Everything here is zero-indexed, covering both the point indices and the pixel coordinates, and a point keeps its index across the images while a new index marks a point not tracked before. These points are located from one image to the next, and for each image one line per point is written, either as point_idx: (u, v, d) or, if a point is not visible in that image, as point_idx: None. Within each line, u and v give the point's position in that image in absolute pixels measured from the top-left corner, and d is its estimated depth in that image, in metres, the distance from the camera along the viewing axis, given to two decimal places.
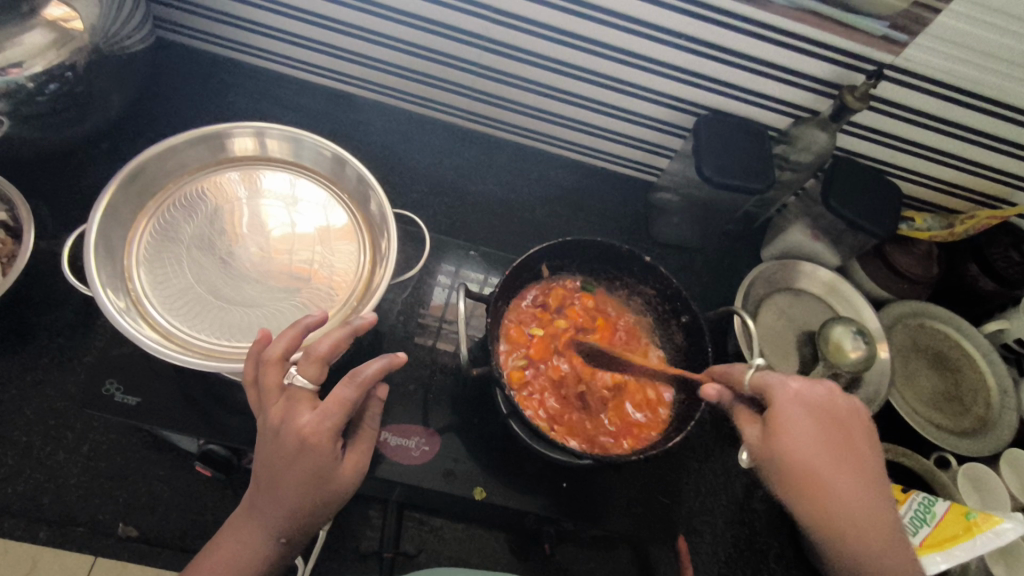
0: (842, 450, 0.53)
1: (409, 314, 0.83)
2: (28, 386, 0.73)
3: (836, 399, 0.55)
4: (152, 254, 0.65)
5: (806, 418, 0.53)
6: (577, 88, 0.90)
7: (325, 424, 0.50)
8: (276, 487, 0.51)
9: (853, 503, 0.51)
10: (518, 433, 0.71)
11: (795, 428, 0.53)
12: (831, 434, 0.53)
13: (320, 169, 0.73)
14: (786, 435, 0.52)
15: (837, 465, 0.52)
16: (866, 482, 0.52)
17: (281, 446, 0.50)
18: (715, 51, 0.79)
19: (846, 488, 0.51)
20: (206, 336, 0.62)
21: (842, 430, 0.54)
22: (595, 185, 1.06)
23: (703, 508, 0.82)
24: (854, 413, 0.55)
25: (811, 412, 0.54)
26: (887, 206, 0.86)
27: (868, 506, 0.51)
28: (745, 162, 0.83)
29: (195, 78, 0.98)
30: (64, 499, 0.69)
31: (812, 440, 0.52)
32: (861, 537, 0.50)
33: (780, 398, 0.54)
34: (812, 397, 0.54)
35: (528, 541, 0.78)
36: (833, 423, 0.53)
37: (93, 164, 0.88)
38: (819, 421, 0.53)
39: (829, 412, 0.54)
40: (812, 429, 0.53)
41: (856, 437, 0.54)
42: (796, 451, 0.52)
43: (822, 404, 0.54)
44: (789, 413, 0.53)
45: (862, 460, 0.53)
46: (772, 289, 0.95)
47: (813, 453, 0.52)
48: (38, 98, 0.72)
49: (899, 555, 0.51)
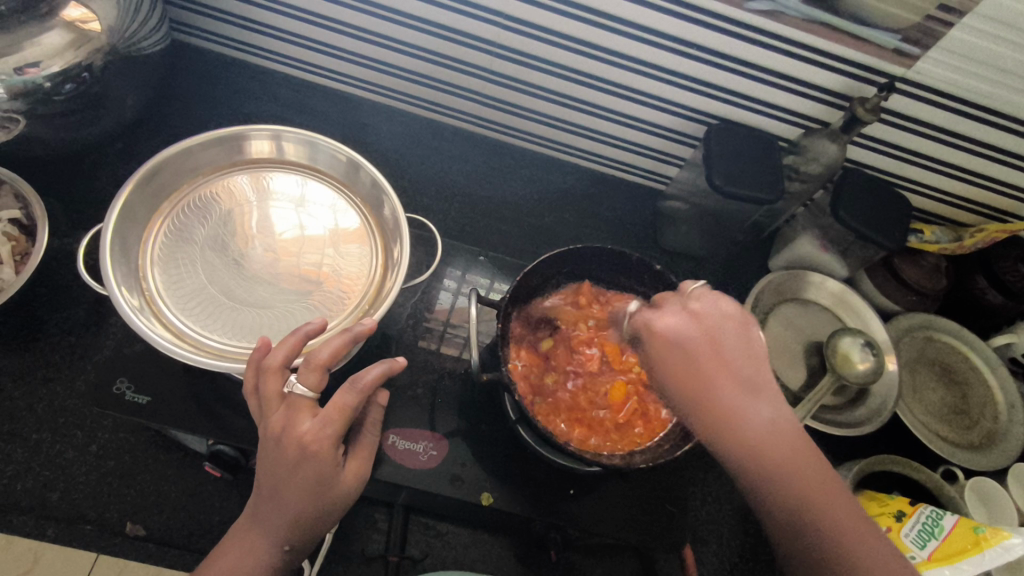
0: (724, 360, 0.49)
1: (417, 318, 0.83)
2: (38, 384, 0.73)
3: (715, 319, 0.51)
4: (166, 255, 0.66)
5: (677, 336, 0.51)
6: (587, 96, 0.90)
7: (327, 431, 0.51)
8: (278, 495, 0.51)
9: (728, 402, 0.48)
10: (527, 440, 0.71)
11: (667, 349, 0.51)
12: (702, 343, 0.50)
13: (334, 173, 0.74)
14: (661, 353, 0.51)
15: (707, 367, 0.49)
16: (747, 380, 0.49)
17: (283, 454, 0.51)
18: (727, 61, 0.80)
19: (729, 395, 0.48)
20: (218, 337, 0.62)
21: (715, 343, 0.50)
22: (603, 193, 1.07)
23: (708, 517, 0.82)
24: (734, 316, 0.52)
25: (679, 332, 0.51)
26: (897, 218, 0.86)
27: (748, 402, 0.48)
28: (754, 172, 0.83)
29: (208, 80, 0.98)
30: (72, 497, 0.69)
31: (690, 355, 0.50)
32: (764, 449, 0.47)
33: (654, 330, 0.52)
34: (685, 324, 0.51)
35: (533, 547, 0.77)
36: (712, 334, 0.50)
37: (106, 164, 0.89)
38: (694, 338, 0.50)
39: (703, 329, 0.51)
40: (688, 344, 0.50)
41: (733, 340, 0.50)
42: (666, 367, 0.51)
43: (696, 321, 0.51)
44: (659, 338, 0.51)
45: (740, 364, 0.50)
46: (780, 299, 0.95)
47: (683, 365, 0.50)
48: (54, 98, 0.72)
49: (787, 449, 0.47)
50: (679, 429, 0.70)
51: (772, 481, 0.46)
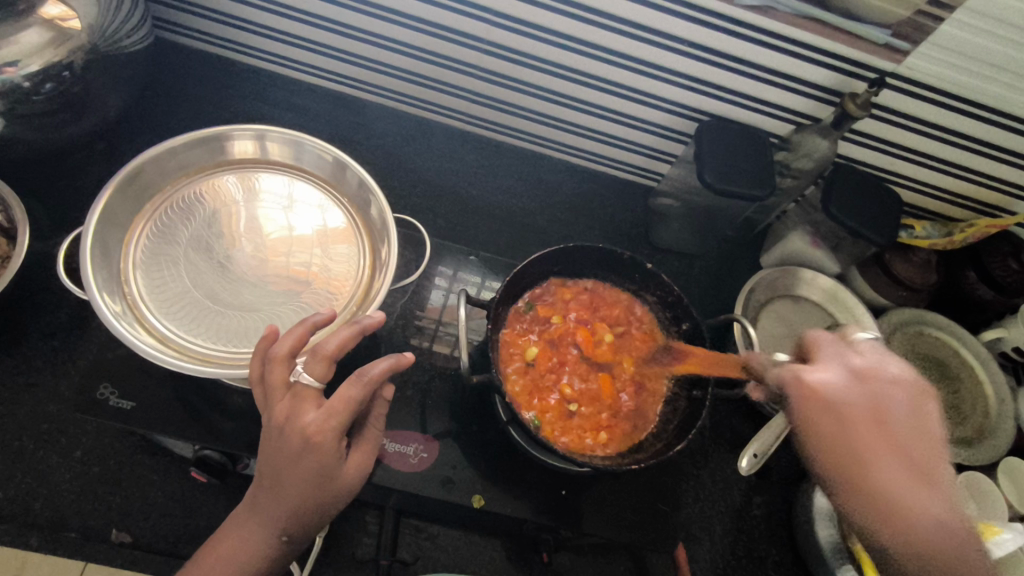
0: (885, 425, 0.45)
1: (407, 318, 0.83)
2: (20, 390, 0.72)
3: (880, 385, 0.47)
4: (149, 257, 0.65)
5: (836, 400, 0.46)
6: (578, 92, 0.90)
7: (331, 423, 0.50)
8: (280, 485, 0.50)
9: (892, 484, 0.43)
10: (518, 441, 0.71)
11: (824, 412, 0.45)
12: (866, 409, 0.45)
13: (320, 173, 0.73)
14: (814, 412, 0.46)
15: (868, 440, 0.44)
16: (916, 461, 0.44)
17: (286, 445, 0.50)
18: (717, 57, 0.79)
19: (889, 465, 0.44)
20: (203, 342, 0.61)
21: (877, 413, 0.45)
22: (594, 190, 1.06)
23: (701, 515, 0.82)
24: (900, 383, 0.47)
25: (839, 395, 0.46)
26: (888, 213, 0.86)
27: (912, 486, 0.43)
28: (746, 169, 0.83)
29: (193, 78, 0.97)
30: (56, 504, 0.68)
31: (852, 416, 0.45)
32: (920, 525, 0.43)
33: (806, 388, 0.46)
34: (844, 386, 0.46)
35: (525, 548, 0.77)
36: (880, 402, 0.46)
37: (89, 164, 0.88)
38: (851, 406, 0.45)
39: (863, 396, 0.46)
40: (853, 407, 0.45)
41: (904, 413, 0.45)
42: (819, 433, 0.45)
43: (857, 386, 0.46)
44: (816, 402, 0.46)
45: (907, 436, 0.45)
46: (772, 295, 0.95)
47: (839, 437, 0.45)
48: (33, 98, 0.71)
49: (952, 543, 0.42)
50: (673, 429, 0.70)
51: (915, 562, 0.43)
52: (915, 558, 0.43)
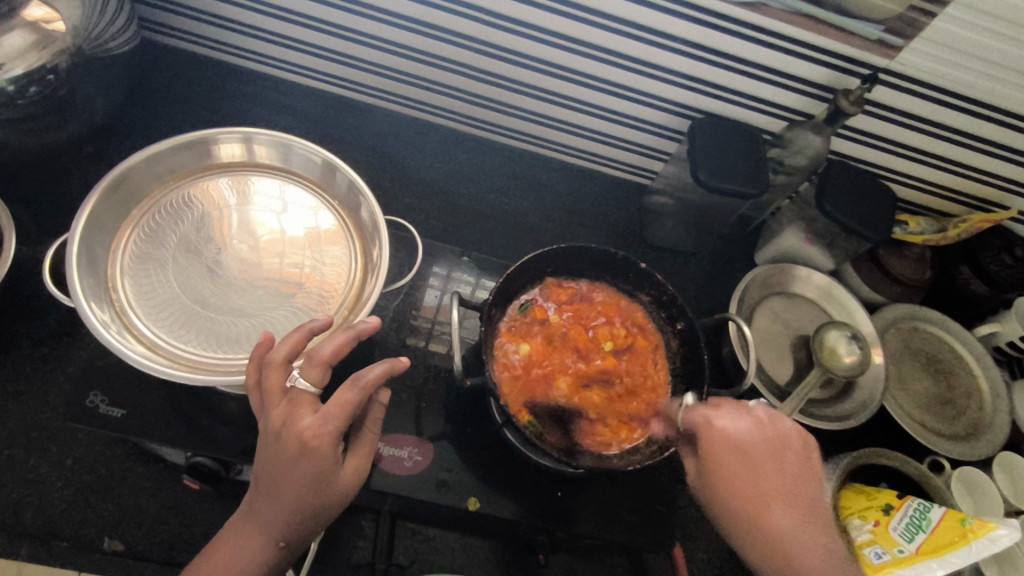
0: (766, 466, 0.57)
1: (401, 319, 0.82)
2: (9, 398, 0.71)
3: (766, 428, 0.59)
4: (137, 263, 0.64)
5: (739, 441, 0.57)
6: (571, 91, 0.89)
7: (327, 428, 0.50)
8: (277, 490, 0.50)
9: (785, 524, 0.55)
10: (512, 440, 0.70)
11: (728, 450, 0.57)
12: (764, 446, 0.58)
13: (310, 175, 0.72)
14: (721, 480, 0.56)
15: (775, 482, 0.56)
16: (779, 490, 0.56)
17: (283, 450, 0.50)
18: (710, 54, 0.79)
19: (776, 505, 0.55)
20: (193, 348, 0.60)
21: (774, 451, 0.58)
22: (588, 188, 1.05)
23: (698, 514, 0.82)
24: (767, 431, 0.59)
25: (742, 432, 0.58)
26: (882, 210, 0.86)
27: (788, 523, 0.55)
28: (739, 166, 0.82)
29: (182, 79, 0.96)
30: (47, 513, 0.68)
31: (741, 470, 0.56)
32: (801, 558, 0.53)
33: (705, 432, 0.58)
34: (744, 430, 0.58)
35: (522, 550, 0.77)
36: (766, 449, 0.57)
37: (78, 168, 0.87)
38: (755, 447, 0.57)
39: (761, 435, 0.58)
40: (739, 453, 0.57)
41: (794, 454, 0.59)
42: (727, 470, 0.56)
43: (756, 430, 0.58)
44: (720, 445, 0.57)
45: (795, 474, 0.58)
46: (768, 293, 0.94)
47: (740, 476, 0.56)
48: (18, 102, 0.70)
49: (825, 564, 0.53)
50: (668, 431, 0.70)
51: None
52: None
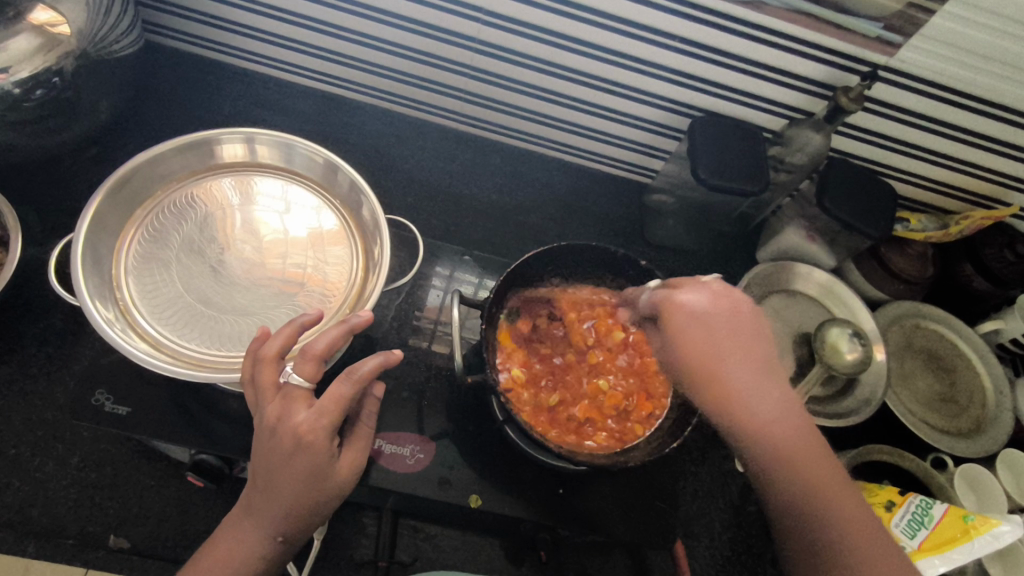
0: (738, 334, 0.54)
1: (404, 318, 0.83)
2: (15, 397, 0.72)
3: (721, 301, 0.56)
4: (140, 263, 0.65)
5: (698, 313, 0.55)
6: (570, 90, 0.90)
7: (322, 423, 0.50)
8: (273, 485, 0.50)
9: (740, 382, 0.53)
10: (514, 439, 0.71)
11: (686, 319, 0.55)
12: (727, 314, 0.55)
13: (312, 176, 0.72)
14: (681, 330, 0.55)
15: (733, 351, 0.54)
16: (756, 360, 0.54)
17: (278, 445, 0.50)
18: (707, 53, 0.79)
19: (737, 368, 0.53)
20: (197, 346, 0.61)
21: (732, 328, 0.55)
22: (590, 188, 1.06)
23: (700, 511, 0.82)
24: (720, 303, 0.56)
25: (702, 307, 0.55)
26: (882, 208, 0.86)
27: (761, 388, 0.53)
28: (739, 163, 0.83)
29: (185, 81, 0.96)
30: (53, 511, 0.68)
31: (698, 334, 0.54)
32: (755, 419, 0.52)
33: (671, 307, 0.56)
34: (699, 302, 0.56)
35: (524, 548, 0.77)
36: (719, 324, 0.54)
37: (83, 170, 0.87)
38: (713, 320, 0.55)
39: (719, 308, 0.55)
40: (714, 325, 0.55)
41: (750, 322, 0.56)
42: (684, 335, 0.55)
43: (714, 305, 0.56)
44: (676, 316, 0.56)
45: (760, 349, 0.55)
46: (768, 291, 0.94)
47: (703, 343, 0.54)
48: (24, 104, 0.71)
49: (794, 434, 0.52)
50: (668, 427, 0.70)
51: (793, 465, 0.51)
52: (773, 455, 0.51)
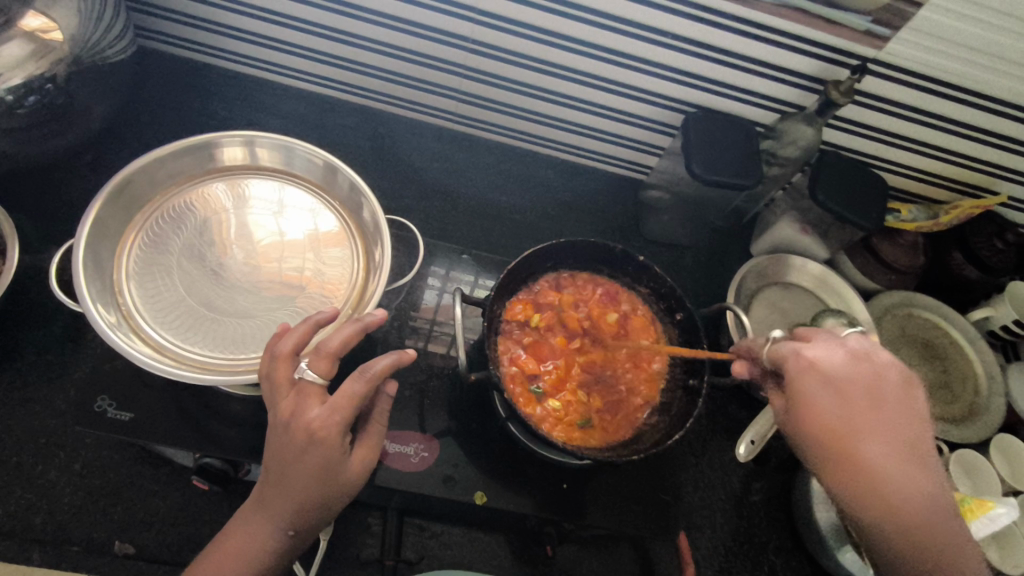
0: (870, 403, 0.49)
1: (402, 318, 0.83)
2: (15, 405, 0.72)
3: (861, 360, 0.51)
4: (141, 268, 0.64)
5: (833, 376, 0.50)
6: (565, 88, 0.90)
7: (334, 418, 0.51)
8: (286, 479, 0.51)
9: (881, 461, 0.47)
10: (516, 434, 0.71)
11: (823, 384, 0.50)
12: (863, 383, 0.50)
13: (311, 177, 0.73)
14: (818, 399, 0.49)
15: (873, 423, 0.48)
16: (906, 435, 0.48)
17: (291, 440, 0.50)
18: (700, 49, 0.80)
19: (877, 447, 0.47)
20: (200, 349, 0.61)
21: (871, 390, 0.50)
22: (584, 185, 1.06)
23: (702, 503, 0.83)
24: (851, 360, 0.51)
25: (836, 369, 0.50)
26: (874, 199, 0.87)
27: (904, 470, 0.47)
28: (733, 158, 0.84)
29: (177, 85, 0.96)
30: (57, 519, 0.68)
31: (836, 404, 0.49)
32: (897, 500, 0.46)
33: (794, 368, 0.51)
34: (837, 362, 0.50)
35: (529, 543, 0.78)
36: (859, 391, 0.49)
37: (76, 176, 0.87)
38: (851, 379, 0.50)
39: (860, 371, 0.50)
40: (849, 396, 0.49)
41: (893, 390, 0.50)
42: (818, 405, 0.49)
43: (853, 365, 0.50)
44: (810, 371, 0.50)
45: (902, 418, 0.49)
46: (763, 284, 0.95)
47: (837, 414, 0.48)
48: (17, 111, 0.70)
49: (930, 519, 0.46)
50: (671, 418, 0.70)
51: (932, 551, 0.45)
52: (899, 535, 0.46)
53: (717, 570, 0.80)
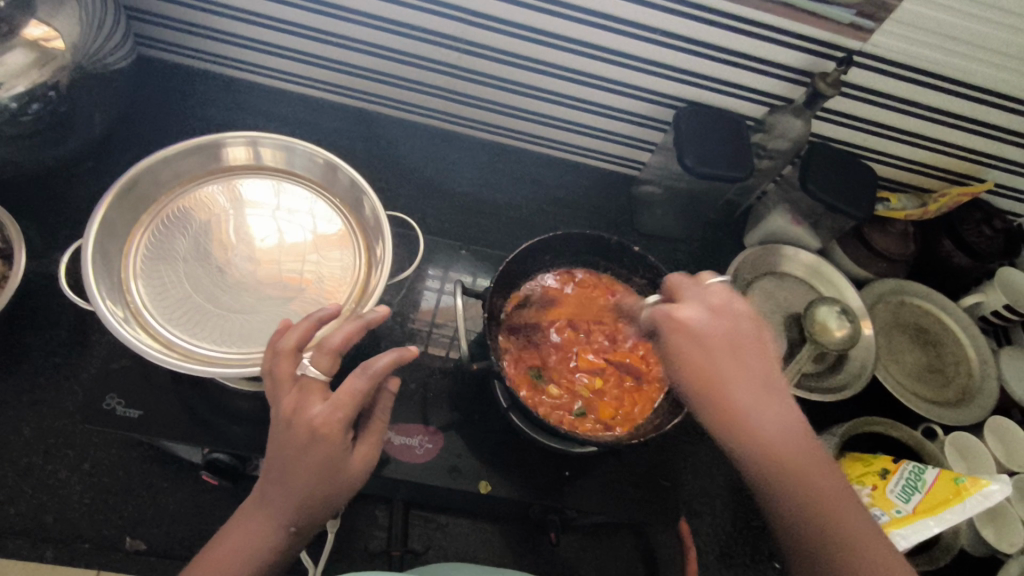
0: (722, 353, 0.50)
1: (403, 315, 0.84)
2: (24, 406, 0.73)
3: (720, 316, 0.51)
4: (149, 266, 0.66)
5: (697, 325, 0.51)
6: (557, 86, 0.92)
7: (337, 416, 0.51)
8: (287, 476, 0.50)
9: (740, 400, 0.48)
10: (518, 425, 0.72)
11: (691, 336, 0.51)
12: (722, 334, 0.50)
13: (313, 177, 0.74)
14: (683, 343, 0.51)
15: (723, 363, 0.49)
16: (758, 375, 0.49)
17: (293, 437, 0.50)
18: (690, 44, 0.82)
19: (738, 386, 0.49)
20: (208, 344, 0.62)
21: (731, 345, 0.50)
22: (579, 181, 1.08)
23: (701, 489, 0.84)
24: (746, 312, 0.52)
25: (702, 321, 0.51)
26: (862, 189, 0.89)
27: (762, 402, 0.48)
28: (724, 150, 0.86)
29: (176, 91, 0.98)
30: (68, 517, 0.69)
31: (700, 351, 0.50)
32: (752, 425, 0.48)
33: (674, 311, 0.52)
34: (705, 318, 0.51)
35: (533, 531, 0.79)
36: (727, 336, 0.50)
37: (79, 182, 0.88)
38: (714, 336, 0.50)
39: (719, 326, 0.51)
40: (692, 343, 0.50)
41: (748, 342, 0.50)
42: (684, 350, 0.50)
43: (715, 318, 0.51)
44: (683, 324, 0.51)
45: (755, 367, 0.50)
46: (757, 274, 0.97)
47: (699, 357, 0.50)
48: (21, 118, 0.72)
49: (793, 445, 0.47)
50: (670, 403, 0.71)
51: (789, 478, 0.46)
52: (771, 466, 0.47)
53: (718, 556, 0.81)
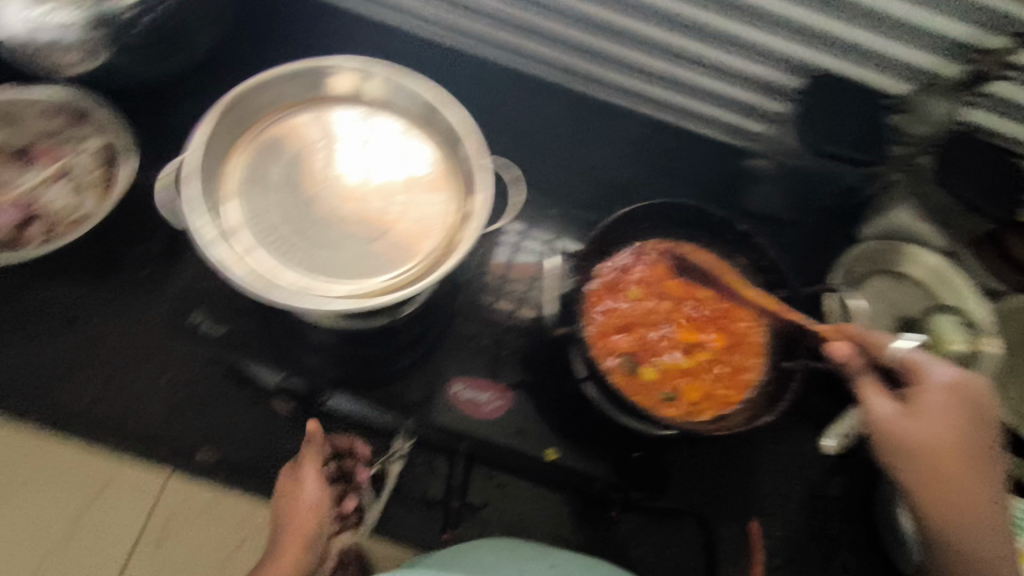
0: (967, 430, 0.54)
1: (482, 270, 0.82)
2: (118, 312, 0.77)
3: (975, 391, 0.55)
4: (245, 187, 0.65)
5: (948, 398, 0.54)
6: (677, 42, 0.85)
7: (285, 473, 0.66)
8: (275, 529, 0.62)
9: (962, 480, 0.53)
10: (593, 397, 0.66)
11: (937, 400, 0.54)
12: (969, 414, 0.54)
13: (414, 112, 0.70)
14: (927, 414, 0.54)
15: (959, 443, 0.53)
16: (988, 459, 0.54)
17: (275, 507, 0.64)
18: (826, 6, 0.74)
19: (964, 465, 0.53)
20: (295, 273, 0.62)
21: (975, 420, 0.54)
22: (683, 151, 0.99)
23: (775, 489, 0.79)
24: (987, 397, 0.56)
25: (954, 394, 0.54)
26: (1009, 184, 0.80)
27: (983, 484, 0.54)
28: (849, 129, 0.79)
29: (280, 16, 0.96)
30: (150, 422, 0.74)
31: (946, 426, 0.53)
32: (965, 506, 0.53)
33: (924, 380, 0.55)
34: (955, 389, 0.55)
35: (593, 507, 0.76)
36: (971, 417, 0.54)
37: (182, 98, 0.89)
38: (963, 410, 0.54)
39: (971, 401, 0.55)
40: (951, 419, 0.54)
41: (988, 424, 0.55)
42: (929, 421, 0.53)
43: (965, 391, 0.55)
44: (933, 390, 0.54)
45: (986, 448, 0.55)
46: (872, 269, 0.89)
47: (943, 435, 0.53)
48: (136, 28, 0.73)
49: (988, 529, 0.54)
50: (757, 398, 0.66)
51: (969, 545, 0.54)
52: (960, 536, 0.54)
53: (786, 561, 0.77)
